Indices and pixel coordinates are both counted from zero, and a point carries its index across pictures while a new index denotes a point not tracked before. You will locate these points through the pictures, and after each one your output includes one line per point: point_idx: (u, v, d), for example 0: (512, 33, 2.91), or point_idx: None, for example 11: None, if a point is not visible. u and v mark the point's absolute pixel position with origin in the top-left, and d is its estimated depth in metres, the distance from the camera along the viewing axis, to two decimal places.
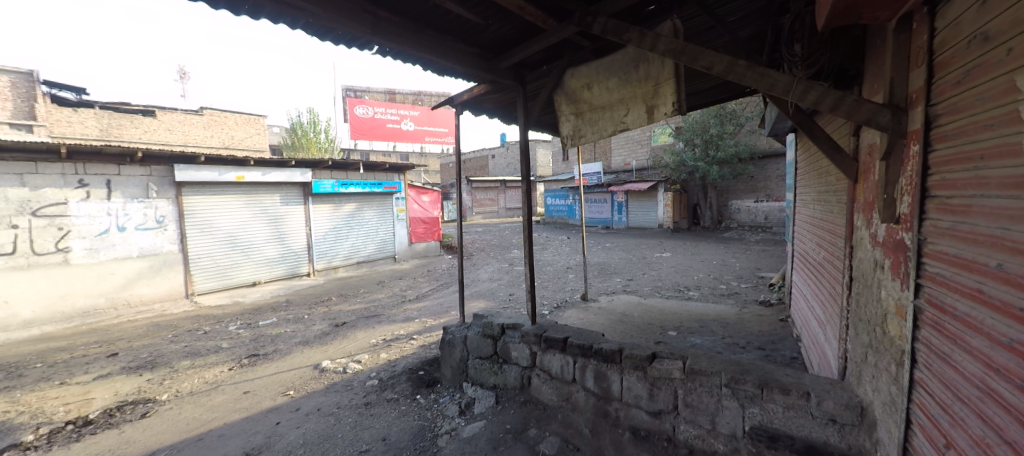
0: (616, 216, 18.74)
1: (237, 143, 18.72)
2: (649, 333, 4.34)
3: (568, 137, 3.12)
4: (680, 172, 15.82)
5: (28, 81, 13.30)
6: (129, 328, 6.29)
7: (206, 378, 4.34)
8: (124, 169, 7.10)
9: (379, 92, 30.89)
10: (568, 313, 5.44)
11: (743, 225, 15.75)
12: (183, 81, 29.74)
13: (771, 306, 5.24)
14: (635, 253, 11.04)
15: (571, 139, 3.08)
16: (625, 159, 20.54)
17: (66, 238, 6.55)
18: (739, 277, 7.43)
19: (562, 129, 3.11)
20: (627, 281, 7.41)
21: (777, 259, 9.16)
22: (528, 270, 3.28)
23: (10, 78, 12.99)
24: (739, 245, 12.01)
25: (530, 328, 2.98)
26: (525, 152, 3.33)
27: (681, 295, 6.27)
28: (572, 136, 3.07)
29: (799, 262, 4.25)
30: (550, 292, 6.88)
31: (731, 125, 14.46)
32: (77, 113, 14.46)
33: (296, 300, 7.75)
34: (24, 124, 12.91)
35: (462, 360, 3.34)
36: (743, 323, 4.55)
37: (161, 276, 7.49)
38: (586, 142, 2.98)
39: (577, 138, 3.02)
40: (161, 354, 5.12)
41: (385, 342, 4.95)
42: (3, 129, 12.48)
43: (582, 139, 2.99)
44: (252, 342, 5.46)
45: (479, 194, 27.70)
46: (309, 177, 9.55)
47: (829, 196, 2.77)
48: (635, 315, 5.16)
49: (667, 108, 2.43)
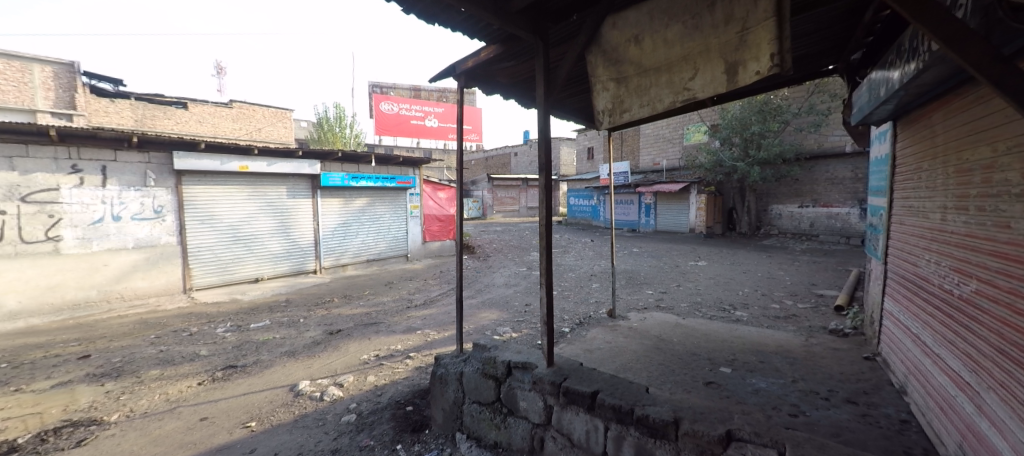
0: (644, 219, 17.70)
1: (264, 135, 18.79)
2: (696, 369, 3.50)
3: (604, 112, 2.28)
4: (716, 173, 14.64)
5: (70, 72, 13.32)
6: (115, 325, 5.83)
7: (169, 394, 3.75)
8: (120, 155, 6.69)
9: (405, 89, 30.81)
10: (592, 333, 4.62)
11: (784, 232, 14.66)
12: (219, 77, 30.31)
13: (847, 337, 4.26)
14: (665, 260, 10.07)
15: (609, 114, 2.25)
16: (655, 158, 19.40)
17: (58, 226, 6.15)
18: (793, 294, 6.42)
19: (596, 103, 2.30)
20: (659, 294, 6.52)
21: (833, 273, 8.03)
22: (547, 294, 2.46)
23: (52, 69, 12.96)
24: (784, 255, 10.84)
25: (546, 372, 2.20)
26: (547, 133, 2.53)
27: (727, 316, 5.32)
28: (611, 109, 2.23)
29: (900, 286, 3.29)
30: (571, 304, 6.05)
31: (775, 122, 13.22)
32: (114, 103, 14.53)
33: (297, 300, 7.20)
34: (65, 114, 13.04)
35: (457, 403, 2.59)
36: (816, 362, 3.60)
37: (157, 270, 7.06)
38: (630, 118, 2.14)
39: (617, 113, 2.19)
40: (132, 360, 4.56)
41: (378, 360, 4.26)
42: (45, 118, 12.65)
43: (626, 115, 2.15)
44: (235, 349, 4.86)
45: (500, 191, 27.10)
46: (317, 170, 9.02)
47: (992, 202, 1.90)
48: (676, 341, 4.28)
49: (760, 64, 1.59)
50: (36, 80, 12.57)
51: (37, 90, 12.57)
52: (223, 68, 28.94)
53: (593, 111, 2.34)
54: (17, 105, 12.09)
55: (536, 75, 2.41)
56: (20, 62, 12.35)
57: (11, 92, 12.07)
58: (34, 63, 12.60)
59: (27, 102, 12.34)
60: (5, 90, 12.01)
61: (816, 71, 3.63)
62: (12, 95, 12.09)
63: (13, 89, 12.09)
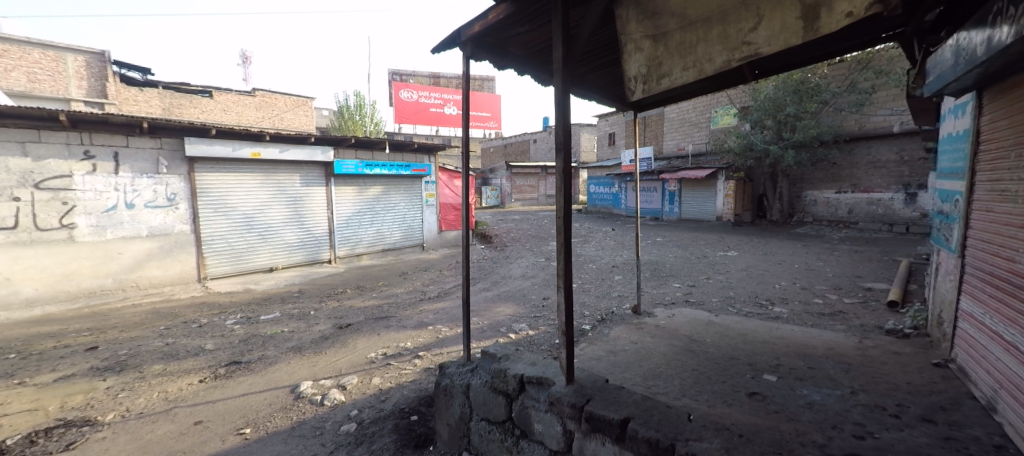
0: (668, 207, 17.05)
1: (285, 124, 18.89)
2: (736, 377, 3.09)
3: (637, 79, 1.94)
4: (746, 157, 13.85)
5: (101, 62, 13.42)
6: (127, 315, 5.77)
7: (168, 393, 3.59)
8: (132, 141, 6.60)
9: (424, 76, 30.52)
10: (615, 331, 4.25)
11: (819, 219, 13.83)
12: (244, 67, 30.60)
13: (908, 339, 3.75)
14: (692, 250, 9.54)
15: (643, 81, 1.90)
16: (679, 143, 18.60)
17: (72, 214, 6.11)
18: (836, 288, 5.87)
19: (626, 68, 1.96)
20: (688, 287, 6.07)
21: (880, 265, 7.38)
22: (565, 301, 2.10)
23: (84, 58, 13.09)
24: (822, 244, 10.15)
25: (565, 391, 1.86)
26: (566, 110, 2.14)
27: (765, 313, 4.83)
28: (646, 74, 1.89)
29: (981, 288, 2.80)
30: (592, 298, 5.68)
31: (813, 102, 12.33)
32: (143, 92, 14.70)
33: (309, 291, 7.05)
34: (97, 102, 13.15)
35: (463, 420, 2.29)
36: (877, 371, 3.12)
37: (172, 259, 7.01)
38: (670, 84, 1.80)
39: (652, 78, 1.85)
40: (138, 353, 4.44)
41: (385, 358, 4.00)
42: (78, 106, 12.75)
43: (664, 80, 1.80)
44: (242, 344, 4.69)
45: (518, 180, 26.64)
46: (330, 157, 8.80)
47: None
48: (710, 342, 3.86)
49: (854, 2, 1.27)
50: (69, 69, 12.72)
51: (70, 79, 12.71)
52: (248, 57, 29.15)
53: (622, 78, 1.99)
54: (51, 94, 12.24)
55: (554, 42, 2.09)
56: (53, 51, 12.50)
57: (48, 81, 12.25)
58: (67, 53, 12.74)
59: (62, 91, 12.50)
60: (41, 80, 12.18)
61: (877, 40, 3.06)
62: (48, 84, 12.25)
63: (48, 78, 12.24)
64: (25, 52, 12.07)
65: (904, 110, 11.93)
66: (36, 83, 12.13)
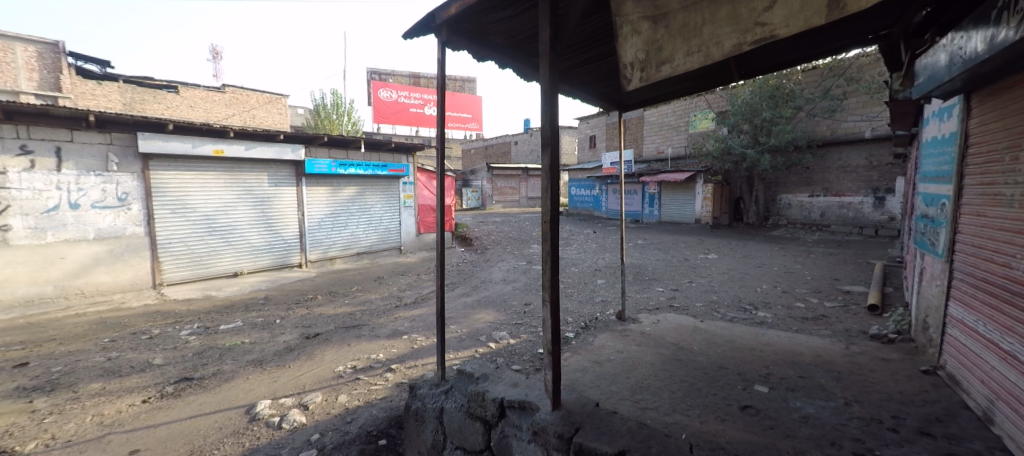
0: (647, 209, 17.15)
1: (258, 122, 18.18)
2: (726, 389, 2.94)
3: (633, 66, 1.85)
4: (724, 161, 14.03)
5: (54, 52, 12.52)
6: (69, 326, 5.25)
7: (105, 416, 3.19)
8: (78, 136, 6.05)
9: (404, 76, 30.03)
10: (599, 339, 4.07)
11: (793, 222, 14.12)
12: (215, 63, 29.45)
13: (894, 344, 3.70)
14: (673, 253, 9.50)
15: (641, 68, 1.81)
16: (658, 146, 18.76)
17: (5, 215, 5.54)
18: (818, 292, 5.85)
19: (623, 53, 1.86)
20: (671, 291, 5.97)
21: (857, 267, 7.46)
22: (552, 316, 1.90)
23: (35, 49, 12.18)
24: (797, 247, 10.30)
25: (551, 419, 1.64)
26: (553, 111, 1.96)
27: (750, 318, 4.74)
28: (644, 59, 1.79)
29: (973, 296, 2.72)
30: (574, 304, 5.49)
31: (787, 107, 12.57)
32: (101, 86, 13.86)
33: (276, 298, 6.60)
34: (50, 96, 12.23)
35: (436, 448, 2.05)
36: (869, 380, 3.03)
37: (122, 264, 6.47)
38: (671, 71, 1.71)
39: (652, 63, 1.76)
40: (74, 370, 3.98)
41: (354, 373, 3.70)
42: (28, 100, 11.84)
43: (665, 67, 1.72)
44: (195, 357, 4.29)
45: (499, 182, 26.45)
46: (301, 156, 8.35)
47: None
48: (697, 350, 3.72)
49: None
50: (19, 60, 11.79)
51: (19, 70, 11.80)
52: (220, 53, 28.04)
53: (617, 65, 1.89)
54: None
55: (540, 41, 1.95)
56: (2, 41, 11.54)
57: None
58: (15, 42, 11.83)
59: (9, 83, 11.55)
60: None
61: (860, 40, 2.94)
62: None
63: None
64: None
65: (873, 116, 12.27)
66: None
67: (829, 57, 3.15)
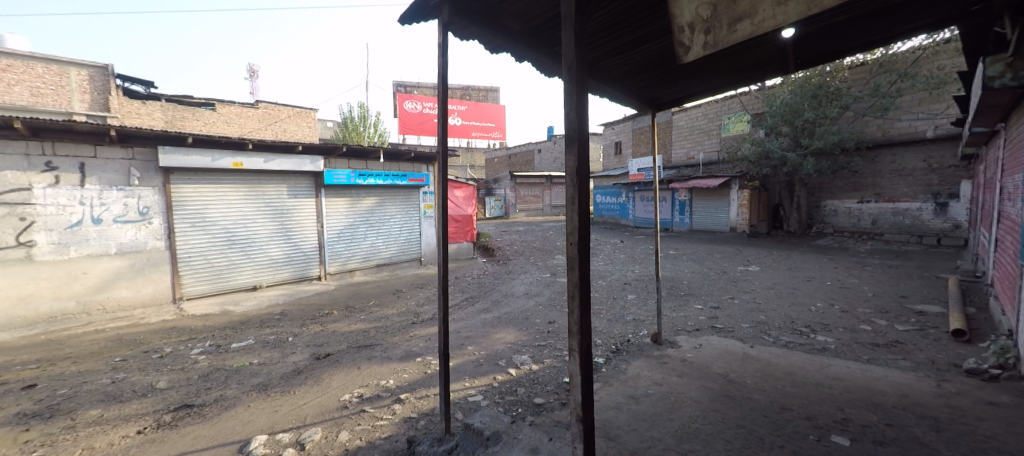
0: (678, 217, 16.40)
1: (288, 136, 18.58)
2: (795, 440, 2.44)
3: (694, 29, 1.85)
4: (761, 165, 13.20)
5: (104, 75, 12.98)
6: (86, 343, 5.16)
7: (98, 448, 2.95)
8: (101, 151, 6.07)
9: (429, 88, 30.33)
10: (634, 368, 3.59)
11: (840, 230, 13.09)
12: (251, 80, 30.57)
13: (998, 383, 3.08)
14: (709, 265, 8.81)
15: (705, 30, 1.81)
16: (688, 151, 17.97)
17: (30, 231, 5.56)
18: (882, 312, 5.15)
19: (684, 16, 1.86)
20: (712, 310, 5.39)
21: (923, 283, 6.63)
22: (583, 371, 1.54)
23: (88, 72, 12.68)
24: (850, 258, 9.39)
25: None
26: (582, 116, 1.57)
27: (808, 343, 4.14)
28: (709, 19, 1.80)
29: None
30: (604, 323, 4.99)
31: (833, 106, 11.63)
32: (145, 105, 14.37)
33: (292, 314, 6.40)
34: (100, 116, 12.67)
35: None
36: (978, 433, 2.45)
37: (143, 278, 6.43)
38: (749, 28, 1.69)
39: (725, 20, 1.74)
40: (75, 394, 3.80)
41: (361, 403, 3.35)
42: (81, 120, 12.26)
43: (745, 23, 1.69)
44: (201, 380, 4.06)
45: (523, 190, 26.10)
46: (320, 167, 8.26)
47: None
48: (751, 384, 3.19)
49: None
50: (73, 83, 12.30)
51: (73, 93, 12.31)
52: (255, 70, 29.04)
53: (674, 29, 1.91)
54: (53, 108, 11.80)
55: (562, 21, 1.59)
56: (57, 66, 12.09)
57: (51, 95, 11.85)
58: (70, 67, 12.34)
59: (64, 105, 12.07)
60: (44, 94, 11.78)
61: (955, 11, 2.42)
62: (51, 98, 11.87)
63: (52, 92, 11.85)
64: (29, 67, 11.67)
65: (933, 114, 11.19)
66: (39, 97, 11.73)
67: (906, 35, 2.65)
